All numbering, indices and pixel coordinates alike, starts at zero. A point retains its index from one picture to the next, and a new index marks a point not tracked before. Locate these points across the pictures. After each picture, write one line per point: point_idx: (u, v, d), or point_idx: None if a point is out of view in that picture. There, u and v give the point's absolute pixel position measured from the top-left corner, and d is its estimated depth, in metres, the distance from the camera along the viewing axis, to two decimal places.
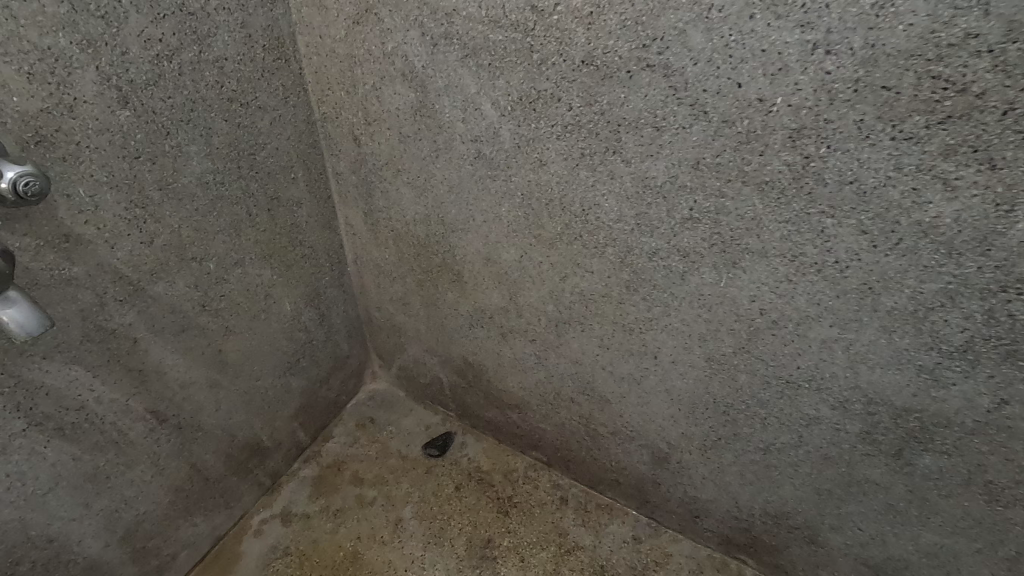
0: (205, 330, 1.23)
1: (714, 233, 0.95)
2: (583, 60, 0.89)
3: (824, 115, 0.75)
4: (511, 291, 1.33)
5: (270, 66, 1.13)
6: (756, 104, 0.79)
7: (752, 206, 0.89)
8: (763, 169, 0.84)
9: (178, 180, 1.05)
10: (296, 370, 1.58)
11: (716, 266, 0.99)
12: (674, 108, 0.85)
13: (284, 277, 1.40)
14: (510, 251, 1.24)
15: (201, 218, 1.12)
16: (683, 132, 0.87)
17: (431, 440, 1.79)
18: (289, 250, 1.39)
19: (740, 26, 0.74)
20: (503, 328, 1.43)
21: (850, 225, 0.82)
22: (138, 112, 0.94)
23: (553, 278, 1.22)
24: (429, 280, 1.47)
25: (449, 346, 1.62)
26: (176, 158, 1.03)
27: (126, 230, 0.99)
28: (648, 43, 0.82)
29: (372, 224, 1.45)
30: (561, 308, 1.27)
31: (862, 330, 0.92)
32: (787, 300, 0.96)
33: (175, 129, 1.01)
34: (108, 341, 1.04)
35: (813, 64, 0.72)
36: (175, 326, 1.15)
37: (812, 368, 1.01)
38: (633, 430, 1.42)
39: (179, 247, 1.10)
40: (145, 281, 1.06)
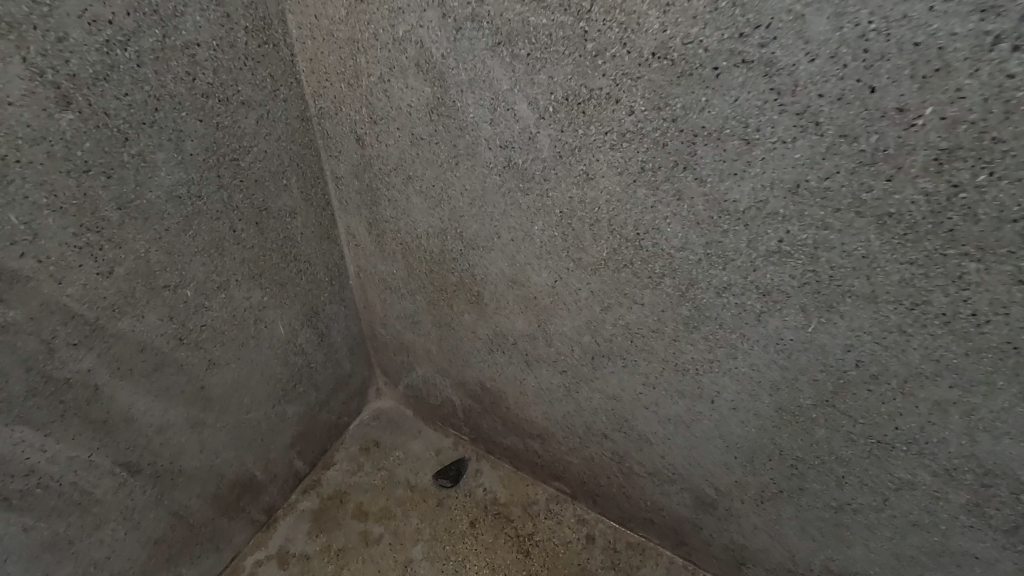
0: (184, 366, 1.05)
1: (807, 270, 0.76)
2: (653, 52, 0.69)
3: (993, 133, 0.56)
4: (539, 318, 1.14)
5: (255, 52, 0.93)
6: (893, 115, 0.60)
7: (864, 242, 0.70)
8: (889, 198, 0.65)
9: (142, 196, 0.85)
10: (293, 397, 1.41)
11: (804, 308, 0.80)
12: (775, 117, 0.66)
13: (277, 298, 1.22)
14: (541, 275, 1.05)
15: (173, 239, 0.93)
16: (782, 147, 0.68)
17: (442, 468, 1.62)
18: (282, 267, 1.20)
19: (887, 9, 0.54)
20: (528, 356, 1.25)
21: (1002, 271, 0.64)
22: (85, 115, 0.74)
23: (592, 308, 1.04)
24: (443, 300, 1.29)
25: (463, 369, 1.44)
26: (139, 169, 0.83)
27: (77, 260, 0.80)
28: (748, 32, 0.62)
29: (378, 235, 1.26)
30: (600, 340, 1.09)
31: (993, 395, 0.74)
32: (894, 354, 0.77)
33: (136, 134, 0.81)
34: (61, 393, 0.86)
35: (989, 64, 0.53)
36: (146, 366, 0.97)
37: (914, 430, 0.84)
38: (674, 472, 1.25)
39: (147, 275, 0.91)
40: (105, 318, 0.87)
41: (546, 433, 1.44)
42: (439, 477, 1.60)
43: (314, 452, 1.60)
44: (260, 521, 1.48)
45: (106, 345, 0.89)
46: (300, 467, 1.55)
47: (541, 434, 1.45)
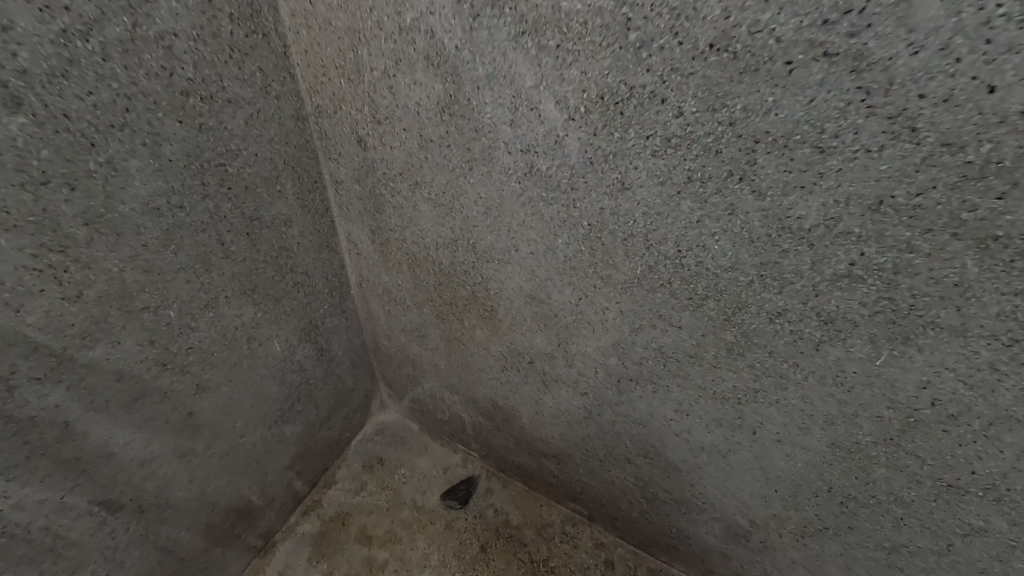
0: (168, 393, 0.95)
1: (882, 297, 0.66)
2: (711, 43, 0.58)
3: None
4: (560, 337, 1.04)
5: (242, 44, 0.82)
6: (1014, 121, 0.49)
7: (958, 268, 0.59)
8: (997, 218, 0.54)
9: (114, 210, 0.75)
10: (291, 416, 1.31)
11: (873, 338, 0.70)
12: (860, 121, 0.55)
13: (272, 313, 1.12)
14: (564, 291, 0.95)
15: (153, 256, 0.82)
16: (865, 157, 0.57)
17: (450, 487, 1.53)
18: (278, 280, 1.09)
19: None
20: (547, 376, 1.15)
21: None
22: (40, 118, 0.63)
23: (621, 329, 0.93)
24: (453, 314, 1.18)
25: (474, 386, 1.34)
26: (109, 179, 0.73)
27: (38, 285, 0.70)
28: (834, 18, 0.51)
29: (382, 244, 1.15)
30: (628, 363, 0.98)
31: None
32: (980, 393, 0.67)
33: (104, 140, 0.70)
34: (24, 433, 0.76)
35: None
36: (124, 396, 0.87)
37: (994, 476, 0.73)
38: (704, 501, 1.15)
39: (122, 297, 0.81)
40: (75, 348, 0.77)
41: (563, 455, 1.34)
42: (447, 498, 1.51)
43: (315, 471, 1.50)
44: (258, 547, 1.39)
45: (77, 377, 0.79)
46: (300, 488, 1.46)
47: (557, 455, 1.35)
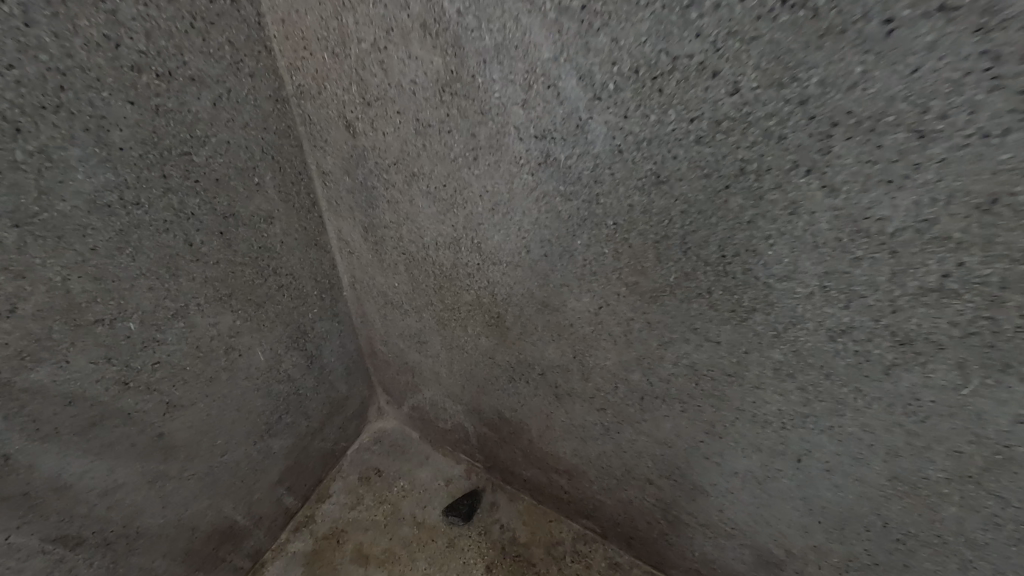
0: (133, 413, 0.84)
1: (981, 317, 0.53)
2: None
3: None
4: (575, 349, 0.92)
5: (206, 11, 0.70)
6: None
7: None
8: None
9: (52, 208, 0.63)
10: (279, 430, 1.20)
11: (961, 364, 0.58)
12: (979, 97, 0.42)
13: (254, 320, 1.00)
14: (583, 299, 0.83)
15: (104, 261, 0.71)
16: (980, 143, 0.44)
17: (453, 502, 1.42)
18: (259, 283, 0.98)
19: None
20: (560, 389, 1.03)
21: None
22: None
23: (649, 342, 0.82)
24: (456, 320, 1.07)
25: (478, 396, 1.22)
26: (43, 172, 0.61)
27: None
28: None
29: (376, 242, 1.03)
30: (653, 379, 0.87)
31: None
32: None
33: (34, 124, 0.58)
34: None
35: None
36: (78, 421, 0.76)
37: None
38: (734, 528, 1.04)
39: (69, 309, 0.69)
40: (11, 369, 0.66)
41: (575, 471, 1.23)
42: (449, 512, 1.40)
43: (307, 484, 1.40)
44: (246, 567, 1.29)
45: (17, 402, 0.68)
46: (290, 503, 1.35)
47: (568, 471, 1.24)
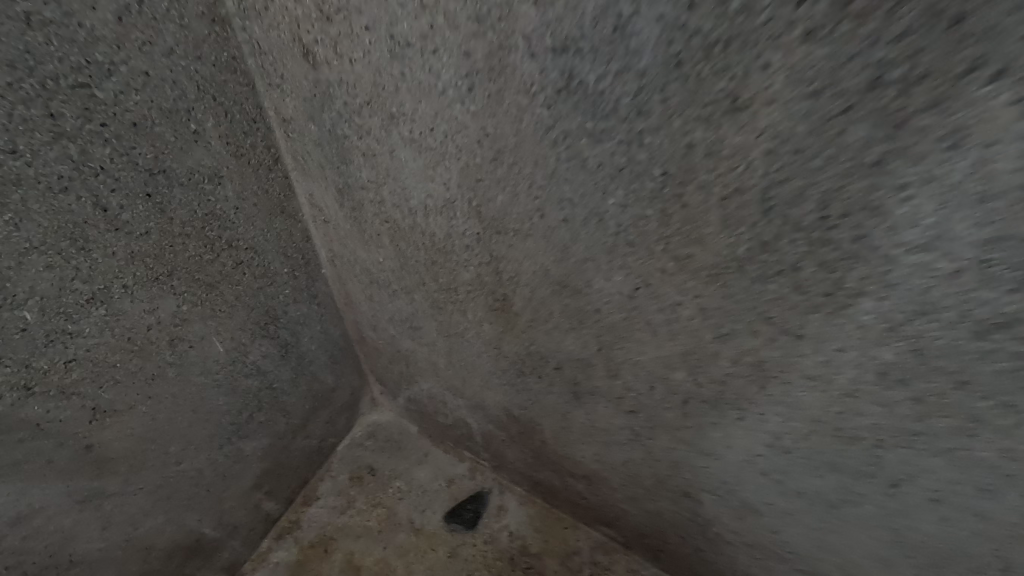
0: (43, 424, 0.67)
1: None
2: None
3: None
4: (600, 339, 0.74)
5: None
6: None
7: None
8: None
9: None
10: (251, 430, 1.03)
11: None
12: None
13: (206, 304, 0.82)
14: (614, 277, 0.64)
15: None
16: None
17: (454, 505, 1.27)
18: (210, 259, 0.79)
19: None
20: (579, 386, 0.85)
21: None
22: None
23: (699, 332, 0.63)
24: (453, 303, 0.88)
25: (482, 390, 1.04)
26: None
27: None
28: None
29: (354, 208, 0.84)
30: (700, 379, 0.68)
31: None
32: None
33: None
34: None
35: None
36: None
37: None
38: (790, 554, 0.86)
39: None
40: None
41: (595, 477, 1.05)
42: (450, 517, 1.24)
43: (291, 486, 1.24)
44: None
45: None
46: (271, 509, 1.19)
47: (587, 476, 1.07)
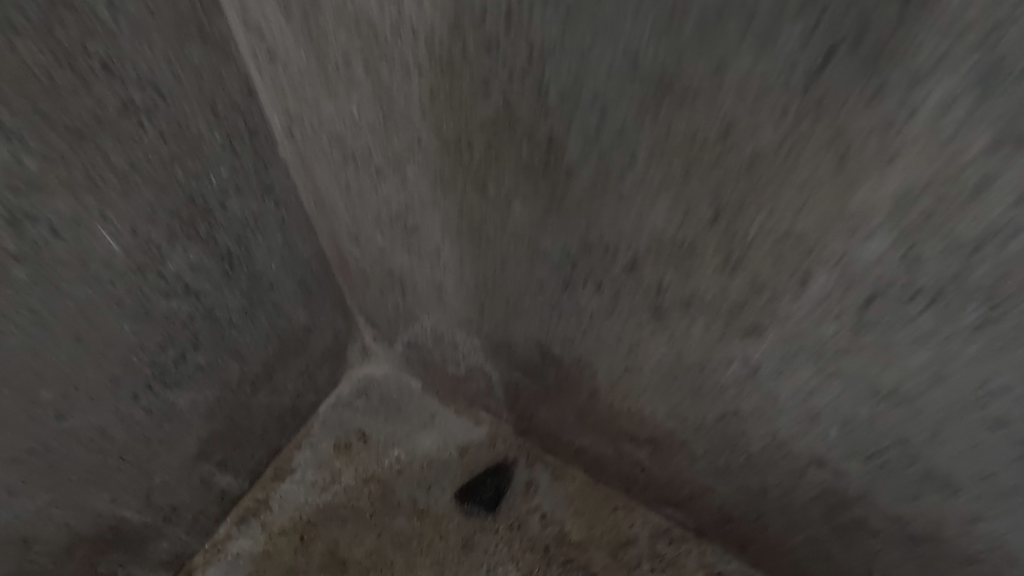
0: None
1: None
2: None
3: None
4: (723, 193, 0.42)
5: None
6: None
7: None
8: None
9: None
10: (184, 377, 0.74)
11: None
12: None
13: (76, 170, 0.52)
14: (795, 29, 0.32)
15: None
16: None
17: (473, 481, 0.96)
18: (73, 89, 0.49)
19: None
20: (669, 294, 0.54)
21: None
22: None
23: (974, 129, 0.31)
24: (468, 169, 0.56)
25: (507, 320, 0.74)
26: None
27: None
28: None
29: (306, 11, 0.52)
30: (924, 246, 0.37)
31: None
32: None
33: None
34: None
35: None
36: None
37: None
38: (986, 552, 0.56)
39: None
40: None
41: (669, 440, 0.74)
42: (469, 498, 0.95)
43: (256, 455, 0.95)
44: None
45: None
46: (229, 484, 0.90)
47: (655, 439, 0.76)
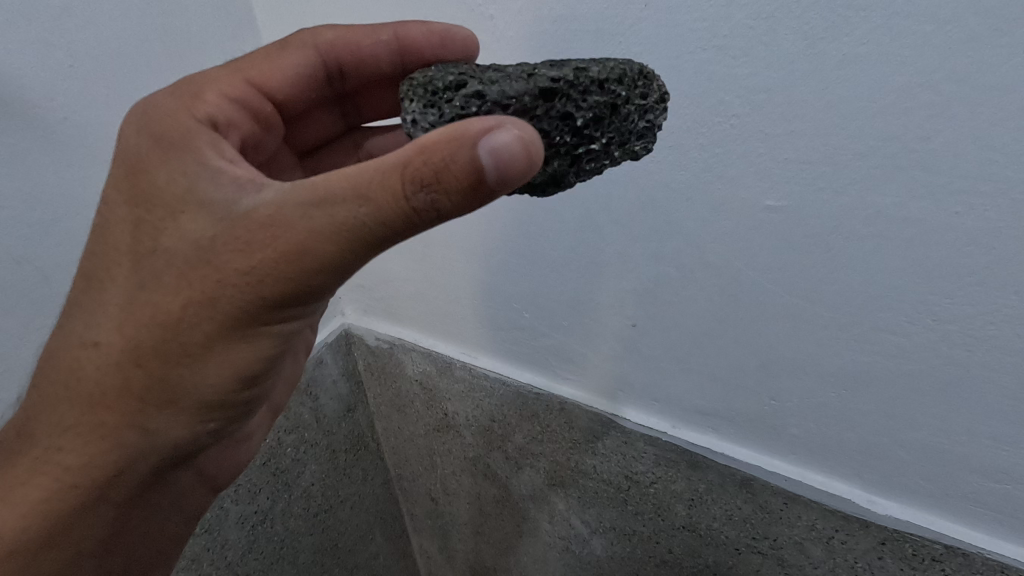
0: (350, 469, 1.64)
1: (821, 444, 1.02)
2: (625, 398, 1.21)
3: (791, 507, 1.07)
4: (576, 456, 1.34)
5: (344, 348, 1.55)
6: (701, 454, 1.14)
7: (773, 459, 1.09)
8: (745, 484, 1.11)
9: (359, 502, 1.70)
10: (240, 494, 1.34)
11: (817, 472, 1.05)
12: (689, 412, 1.14)
13: (378, 470, 1.73)
14: (632, 314, 1.08)
15: (359, 500, 1.70)
16: (710, 411, 1.11)
17: (503, 66, 0.67)
18: (394, 494, 1.80)
19: (735, 416, 1.09)
20: (570, 496, 1.42)
21: (854, 489, 1.02)
22: (342, 434, 1.59)
23: (766, 437, 1.07)
24: (474, 443, 1.50)
25: (425, 482, 1.71)
26: (380, 494, 1.77)
27: (354, 498, 1.68)
28: (710, 425, 1.13)
29: (422, 517, 1.82)
30: (696, 514, 1.21)
31: (900, 501, 0.99)
32: (821, 516, 1.04)
33: (345, 484, 1.63)
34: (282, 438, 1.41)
35: (670, 502, 1.24)
36: (335, 501, 1.61)
37: (895, 525, 0.98)
38: None
39: (380, 466, 1.74)
40: (363, 495, 1.70)
41: None
42: (454, 65, 0.68)
43: None
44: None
45: (356, 480, 1.67)
46: None
47: None
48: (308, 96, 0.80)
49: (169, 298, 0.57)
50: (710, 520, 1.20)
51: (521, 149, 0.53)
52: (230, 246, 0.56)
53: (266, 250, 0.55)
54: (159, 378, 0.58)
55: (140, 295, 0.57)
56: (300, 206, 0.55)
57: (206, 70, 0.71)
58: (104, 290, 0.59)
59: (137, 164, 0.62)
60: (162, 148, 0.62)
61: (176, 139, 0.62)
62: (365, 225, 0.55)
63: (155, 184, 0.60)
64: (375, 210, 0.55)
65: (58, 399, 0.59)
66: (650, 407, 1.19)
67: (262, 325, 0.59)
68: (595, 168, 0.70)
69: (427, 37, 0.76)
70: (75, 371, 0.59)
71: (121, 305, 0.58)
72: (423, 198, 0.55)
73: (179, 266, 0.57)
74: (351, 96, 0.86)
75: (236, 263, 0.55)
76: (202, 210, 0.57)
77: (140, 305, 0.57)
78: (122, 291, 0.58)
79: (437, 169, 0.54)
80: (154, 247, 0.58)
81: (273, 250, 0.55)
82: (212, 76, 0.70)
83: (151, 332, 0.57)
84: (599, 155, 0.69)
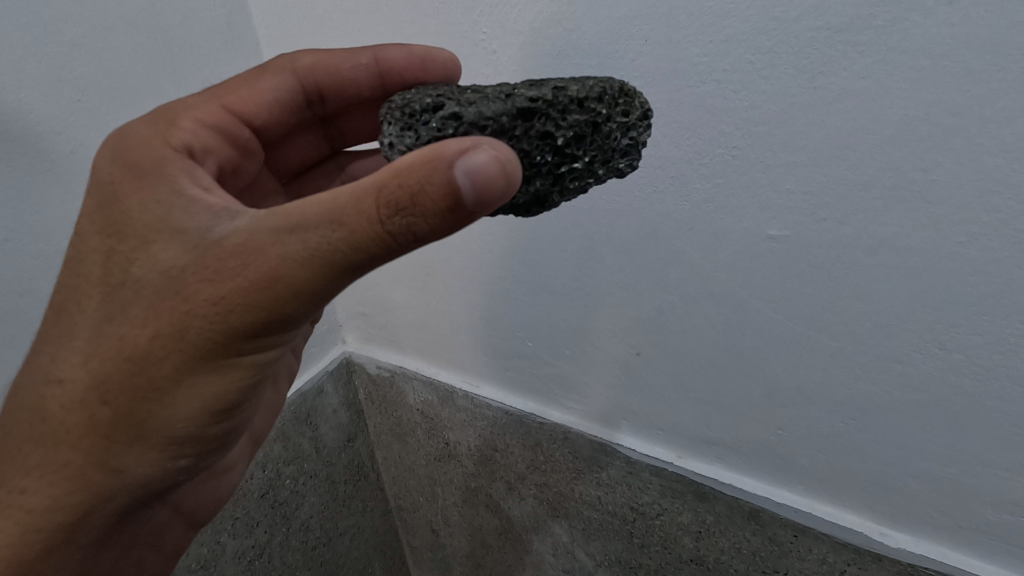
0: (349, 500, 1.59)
1: (836, 476, 0.97)
2: (628, 425, 1.18)
3: (803, 541, 1.02)
4: (580, 487, 1.30)
5: (343, 375, 1.52)
6: (710, 485, 1.10)
7: (784, 492, 1.04)
8: (754, 518, 1.07)
9: (360, 534, 1.66)
10: (237, 529, 1.31)
11: (833, 505, 1.00)
12: (695, 441, 1.11)
13: (378, 501, 1.69)
14: (635, 342, 1.06)
15: (359, 533, 1.65)
16: (723, 443, 1.07)
17: (481, 87, 0.66)
18: (394, 526, 1.75)
19: (744, 445, 1.05)
20: (573, 528, 1.37)
21: (868, 522, 0.98)
22: (342, 463, 1.55)
23: (776, 468, 1.03)
24: (475, 472, 1.47)
25: (426, 512, 1.67)
26: (382, 525, 1.73)
27: (354, 531, 1.63)
28: (717, 454, 1.09)
29: (421, 548, 1.77)
30: (704, 547, 1.17)
31: (915, 535, 0.94)
32: (834, 550, 1.00)
33: (344, 517, 1.59)
34: (281, 469, 1.38)
35: (678, 536, 1.19)
36: (335, 533, 1.57)
37: (911, 560, 0.93)
38: None
39: (380, 497, 1.70)
40: (364, 527, 1.66)
41: None
42: (432, 87, 0.67)
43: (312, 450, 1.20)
44: None
45: (356, 512, 1.63)
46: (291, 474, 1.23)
47: None
48: (286, 120, 0.80)
49: (138, 331, 0.55)
50: (720, 553, 1.15)
51: (498, 171, 0.52)
52: (202, 276, 0.54)
53: (237, 278, 0.54)
54: (126, 413, 0.56)
55: (108, 329, 0.56)
56: (272, 233, 0.54)
57: (180, 98, 0.70)
58: (73, 323, 0.58)
59: (110, 195, 0.61)
60: (135, 178, 0.61)
61: (149, 170, 0.61)
62: (339, 251, 0.53)
63: (126, 217, 0.59)
64: (349, 236, 0.53)
65: (25, 437, 0.58)
66: (653, 433, 1.15)
67: (234, 355, 0.57)
68: (579, 186, 0.69)
69: (408, 62, 0.76)
70: (42, 410, 0.58)
71: (88, 341, 0.57)
72: (398, 221, 0.53)
73: (148, 298, 0.55)
74: (332, 119, 0.86)
75: (206, 292, 0.54)
76: (173, 240, 0.56)
77: (107, 339, 0.56)
78: (90, 326, 0.57)
79: (411, 192, 0.52)
80: (124, 280, 0.57)
81: (245, 278, 0.54)
82: (185, 103, 0.70)
83: (118, 367, 0.55)
84: (582, 173, 0.68)
